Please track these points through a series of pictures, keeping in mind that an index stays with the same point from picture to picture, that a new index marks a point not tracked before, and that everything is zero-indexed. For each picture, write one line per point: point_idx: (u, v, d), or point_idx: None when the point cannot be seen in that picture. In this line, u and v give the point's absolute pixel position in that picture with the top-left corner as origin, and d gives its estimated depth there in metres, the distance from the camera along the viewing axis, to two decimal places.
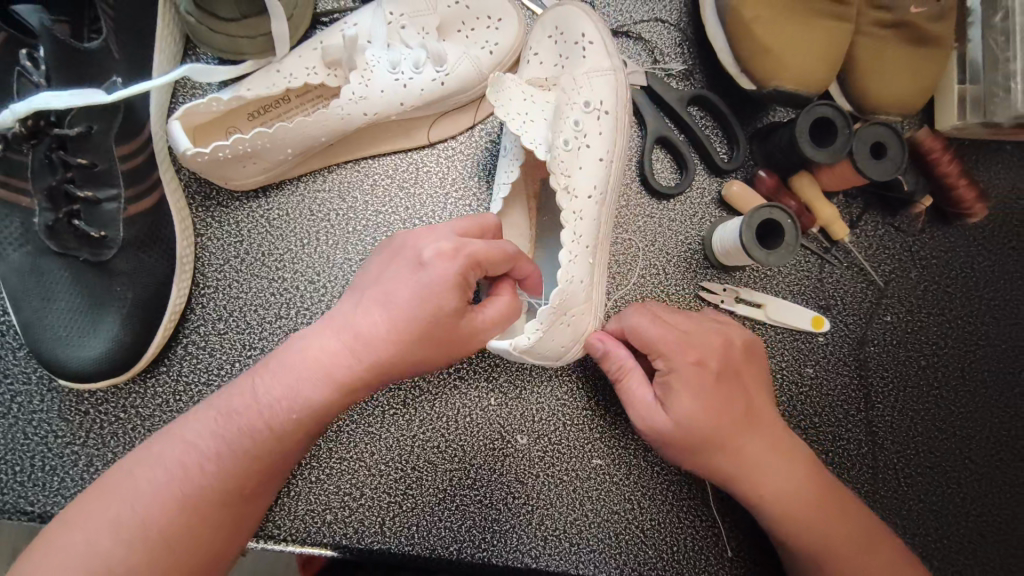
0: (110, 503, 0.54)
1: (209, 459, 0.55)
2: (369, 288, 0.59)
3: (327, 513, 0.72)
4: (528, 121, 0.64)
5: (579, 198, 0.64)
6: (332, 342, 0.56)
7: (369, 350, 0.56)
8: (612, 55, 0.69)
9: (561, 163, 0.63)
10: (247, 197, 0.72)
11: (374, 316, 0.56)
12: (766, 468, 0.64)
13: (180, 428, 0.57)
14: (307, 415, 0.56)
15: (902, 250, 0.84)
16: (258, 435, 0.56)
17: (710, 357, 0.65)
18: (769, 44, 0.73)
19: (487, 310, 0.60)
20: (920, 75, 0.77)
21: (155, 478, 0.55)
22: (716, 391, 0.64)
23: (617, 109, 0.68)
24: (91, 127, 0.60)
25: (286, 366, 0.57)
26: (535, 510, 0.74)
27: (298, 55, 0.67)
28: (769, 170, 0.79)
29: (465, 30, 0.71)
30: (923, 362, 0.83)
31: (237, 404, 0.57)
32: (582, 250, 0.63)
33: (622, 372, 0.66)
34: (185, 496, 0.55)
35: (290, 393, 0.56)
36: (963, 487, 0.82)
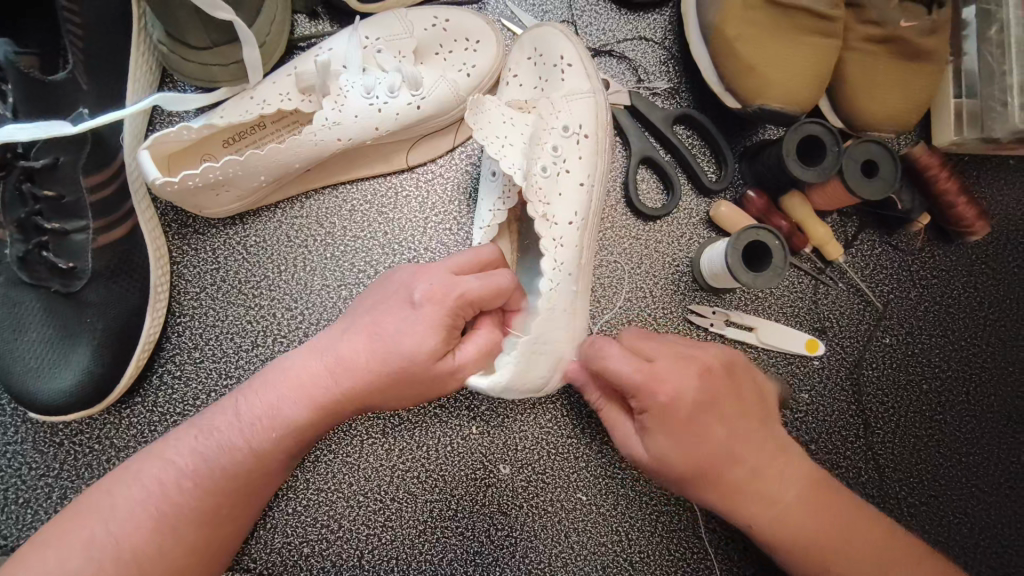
0: (84, 522, 0.52)
1: (188, 477, 0.54)
2: (354, 317, 0.59)
3: (304, 546, 0.70)
4: (507, 146, 0.63)
5: (558, 224, 0.63)
6: (315, 365, 0.56)
7: (348, 376, 0.56)
8: (591, 77, 0.68)
9: (538, 189, 0.62)
10: (225, 224, 0.71)
11: (354, 343, 0.56)
12: (763, 487, 0.59)
13: (160, 446, 0.56)
14: (290, 435, 0.56)
15: (900, 269, 0.81)
16: (241, 452, 0.55)
17: (681, 391, 0.57)
18: (751, 62, 0.71)
19: (468, 348, 0.58)
20: (910, 90, 0.75)
21: (131, 497, 0.53)
22: (693, 428, 0.57)
23: (598, 133, 0.67)
24: (57, 159, 0.60)
25: (265, 386, 0.57)
26: (520, 542, 0.72)
27: (273, 82, 0.67)
28: (759, 190, 0.77)
29: (442, 53, 0.70)
30: (924, 386, 0.80)
31: (220, 421, 0.56)
32: (562, 279, 0.62)
33: (603, 403, 0.63)
34: (163, 515, 0.53)
35: (271, 411, 0.55)
36: (970, 517, 0.78)
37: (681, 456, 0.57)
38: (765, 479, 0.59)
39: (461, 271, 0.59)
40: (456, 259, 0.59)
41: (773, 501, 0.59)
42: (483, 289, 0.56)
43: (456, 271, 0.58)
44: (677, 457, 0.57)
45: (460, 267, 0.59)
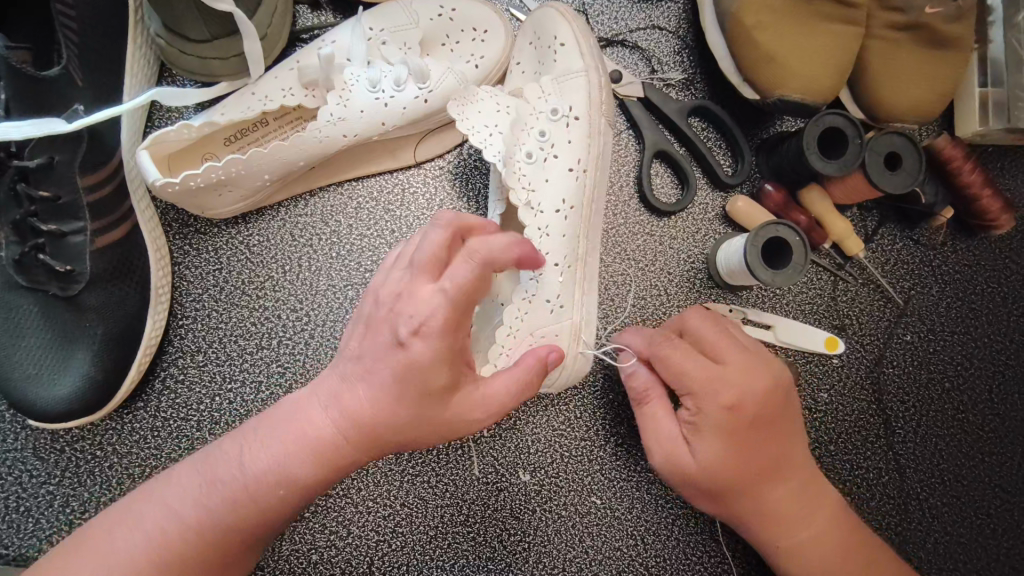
0: (80, 565, 0.47)
1: (187, 533, 0.49)
2: (361, 345, 0.51)
3: (312, 553, 0.68)
4: (492, 134, 0.62)
5: (544, 213, 0.61)
6: (319, 416, 0.50)
7: (364, 398, 0.49)
8: (586, 56, 0.65)
9: (520, 177, 0.61)
10: (227, 224, 0.69)
11: (368, 387, 0.49)
12: (792, 518, 0.60)
13: (159, 493, 0.50)
14: (292, 491, 0.50)
15: (922, 264, 0.79)
16: (245, 511, 0.49)
17: (748, 402, 0.57)
18: (772, 51, 0.69)
19: (496, 381, 0.53)
20: (935, 79, 0.72)
21: (125, 542, 0.48)
22: (743, 441, 0.57)
23: (591, 115, 0.64)
24: (53, 158, 0.58)
25: (272, 435, 0.50)
26: (533, 547, 0.70)
27: (274, 76, 0.64)
28: (777, 184, 0.74)
29: (449, 44, 0.68)
30: (946, 384, 0.78)
31: (222, 473, 0.50)
32: (549, 269, 0.61)
33: (649, 395, 0.61)
34: (159, 573, 0.48)
35: (278, 468, 0.49)
36: (993, 518, 0.76)
37: (730, 465, 0.57)
38: (799, 493, 0.60)
39: (441, 270, 0.49)
40: (433, 246, 0.49)
41: (803, 517, 0.60)
42: (494, 268, 0.49)
43: (433, 269, 0.49)
44: (728, 466, 0.57)
45: (446, 256, 0.49)
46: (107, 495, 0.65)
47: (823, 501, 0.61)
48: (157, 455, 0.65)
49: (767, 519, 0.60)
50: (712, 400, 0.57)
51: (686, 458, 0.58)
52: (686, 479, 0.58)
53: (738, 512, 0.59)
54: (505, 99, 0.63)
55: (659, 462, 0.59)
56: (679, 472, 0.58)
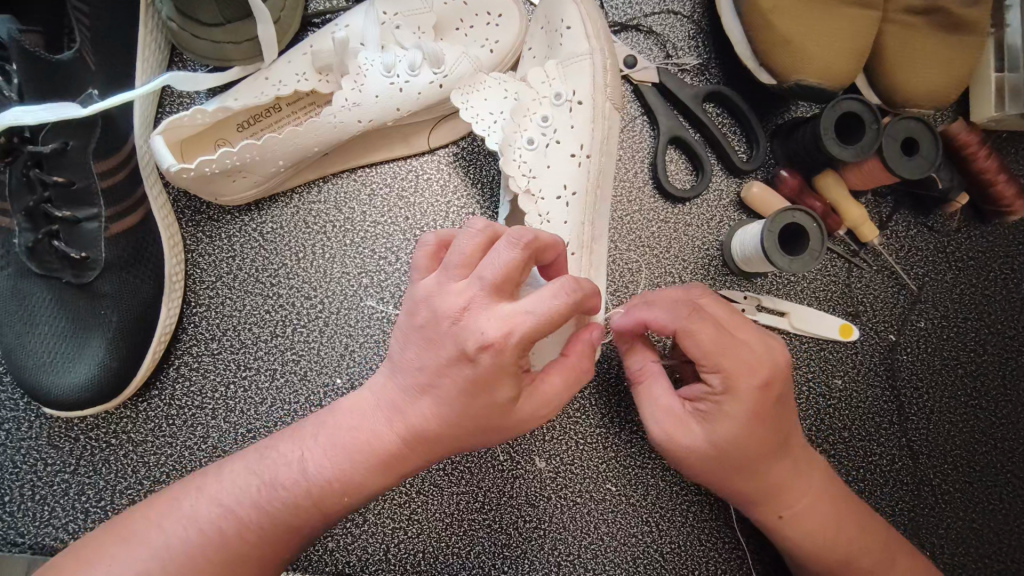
0: (134, 550, 0.49)
1: (243, 528, 0.50)
2: (424, 359, 0.50)
3: (329, 541, 0.68)
4: (496, 121, 0.63)
5: (544, 200, 0.61)
6: (382, 425, 0.51)
7: (417, 407, 0.50)
8: (592, 37, 0.64)
9: (521, 164, 0.61)
10: (240, 210, 0.68)
11: (432, 402, 0.50)
12: (795, 487, 0.60)
13: (216, 486, 0.52)
14: (350, 495, 0.52)
15: (936, 251, 0.79)
16: (302, 509, 0.51)
17: (776, 382, 0.55)
18: (788, 35, 0.68)
19: (549, 379, 0.51)
20: (952, 64, 0.71)
21: (182, 534, 0.50)
22: (765, 419, 0.56)
23: (597, 99, 0.63)
24: (66, 143, 0.57)
25: (334, 439, 0.52)
26: (548, 534, 0.70)
27: (287, 61, 0.63)
28: (792, 170, 0.74)
29: (463, 28, 0.67)
30: (960, 370, 0.78)
31: (283, 475, 0.51)
32: None
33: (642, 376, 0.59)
34: (219, 563, 0.50)
35: (341, 473, 0.51)
36: (1005, 504, 0.77)
37: (746, 441, 0.56)
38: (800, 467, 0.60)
39: (512, 289, 0.48)
40: (504, 266, 0.47)
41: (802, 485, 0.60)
42: (534, 256, 0.49)
43: (502, 288, 0.47)
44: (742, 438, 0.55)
45: (518, 271, 0.47)
46: (122, 484, 0.64)
47: (818, 475, 0.62)
48: (172, 444, 0.65)
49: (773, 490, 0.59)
50: (739, 377, 0.54)
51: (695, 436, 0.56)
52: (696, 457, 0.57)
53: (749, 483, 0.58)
54: (511, 85, 0.64)
55: (662, 438, 0.57)
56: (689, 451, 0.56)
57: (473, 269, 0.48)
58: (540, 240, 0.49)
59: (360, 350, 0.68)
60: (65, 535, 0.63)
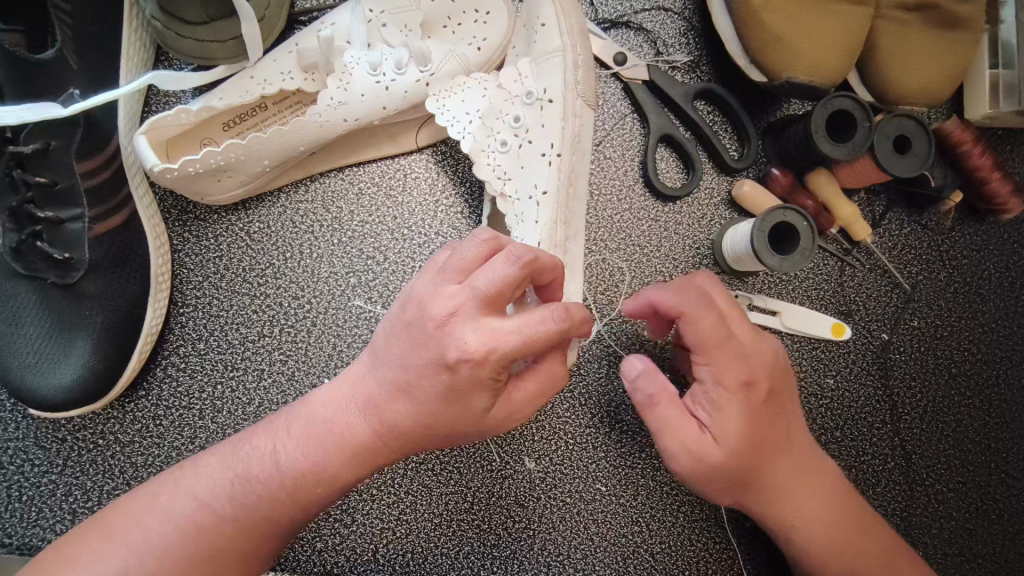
0: (114, 550, 0.49)
1: (221, 522, 0.50)
2: (404, 358, 0.49)
3: (317, 541, 0.68)
4: (470, 121, 0.63)
5: (517, 201, 0.62)
6: (356, 417, 0.51)
7: (392, 405, 0.50)
8: (565, 33, 0.64)
9: (492, 166, 0.62)
10: (226, 210, 0.68)
11: (408, 400, 0.50)
12: (801, 491, 0.59)
13: (193, 481, 0.52)
14: (325, 488, 0.52)
15: (930, 249, 0.78)
16: (277, 502, 0.51)
17: (760, 377, 0.56)
18: (778, 32, 0.67)
19: (523, 388, 0.51)
20: (945, 60, 0.70)
21: (159, 528, 0.50)
22: (760, 415, 0.56)
23: (567, 95, 0.63)
24: (49, 143, 0.57)
25: (308, 431, 0.52)
26: (537, 534, 0.70)
27: (273, 60, 0.63)
28: (783, 168, 0.73)
29: (451, 26, 0.66)
30: (953, 369, 0.77)
31: (258, 468, 0.51)
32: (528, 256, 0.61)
33: (659, 395, 0.57)
34: (192, 558, 0.50)
35: (314, 465, 0.51)
36: (999, 504, 0.76)
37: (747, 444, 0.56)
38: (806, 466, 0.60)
39: (501, 305, 0.47)
40: (500, 279, 0.47)
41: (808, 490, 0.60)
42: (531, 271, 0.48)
43: (494, 303, 0.47)
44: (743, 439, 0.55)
45: (512, 287, 0.47)
46: (109, 484, 0.64)
47: (824, 482, 0.61)
48: (159, 444, 0.65)
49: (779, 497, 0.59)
50: (728, 373, 0.55)
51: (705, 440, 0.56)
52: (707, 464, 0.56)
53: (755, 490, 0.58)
54: (488, 83, 0.64)
55: (675, 455, 0.56)
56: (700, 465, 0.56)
57: (468, 277, 0.48)
58: (536, 258, 0.48)
59: (348, 350, 0.67)
60: (52, 536, 0.63)
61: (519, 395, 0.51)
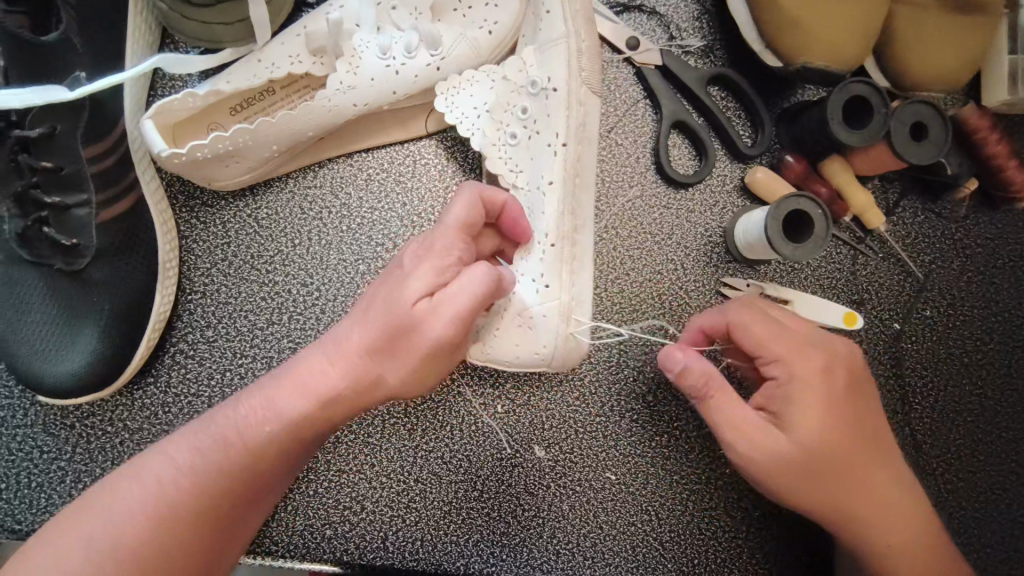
0: (89, 519, 0.49)
1: (192, 484, 0.50)
2: (365, 309, 0.51)
3: (326, 529, 0.68)
4: (474, 114, 0.63)
5: (526, 192, 0.61)
6: (319, 371, 0.51)
7: (355, 355, 0.50)
8: (571, 19, 0.62)
9: (501, 158, 0.62)
10: (234, 196, 0.67)
11: (363, 347, 0.50)
12: (880, 509, 0.58)
13: (170, 446, 0.52)
14: (287, 438, 0.51)
15: (944, 238, 0.77)
16: (241, 460, 0.51)
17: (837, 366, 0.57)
18: (796, 15, 0.66)
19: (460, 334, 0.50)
20: (964, 46, 0.69)
21: (129, 496, 0.49)
22: (846, 411, 0.56)
23: (571, 82, 0.61)
24: (54, 128, 0.56)
25: (276, 388, 0.51)
26: (547, 523, 0.70)
27: (280, 43, 0.62)
28: (798, 155, 0.72)
29: (461, 9, 0.65)
30: (966, 359, 0.77)
31: (229, 426, 0.51)
32: (532, 247, 0.60)
33: (709, 389, 0.56)
34: (163, 520, 0.49)
35: (280, 421, 0.50)
36: (1009, 494, 0.76)
37: (832, 434, 0.55)
38: (885, 472, 0.58)
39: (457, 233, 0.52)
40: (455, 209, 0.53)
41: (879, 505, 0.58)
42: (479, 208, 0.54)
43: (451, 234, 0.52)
44: (826, 439, 0.55)
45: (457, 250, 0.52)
46: None
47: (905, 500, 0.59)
48: (168, 431, 0.65)
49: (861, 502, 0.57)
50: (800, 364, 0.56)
51: (777, 441, 0.55)
52: (784, 466, 0.55)
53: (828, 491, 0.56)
54: (495, 73, 0.63)
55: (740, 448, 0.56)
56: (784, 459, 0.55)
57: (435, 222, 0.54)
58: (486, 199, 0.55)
59: None
60: None
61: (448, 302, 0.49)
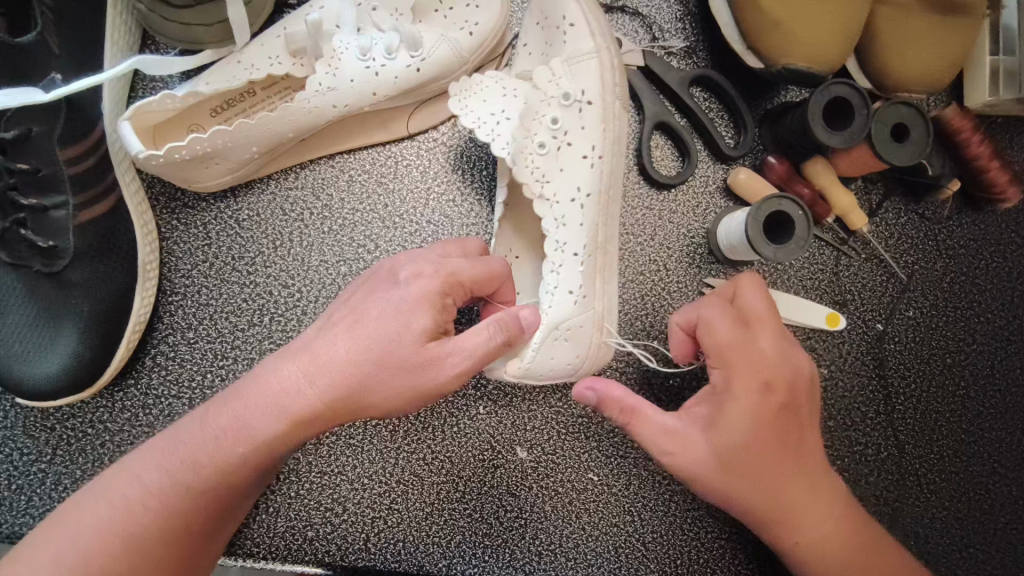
0: (52, 537, 0.48)
1: (154, 506, 0.49)
2: (347, 337, 0.51)
3: (308, 530, 0.68)
4: (500, 122, 0.60)
5: (559, 204, 0.59)
6: (297, 396, 0.50)
7: (330, 378, 0.50)
8: (596, 35, 0.63)
9: (533, 169, 0.59)
10: (215, 197, 0.67)
11: (335, 371, 0.50)
12: (810, 513, 0.57)
13: (135, 466, 0.51)
14: (266, 459, 0.51)
15: (927, 238, 0.77)
16: (209, 487, 0.50)
17: (780, 381, 0.56)
18: (777, 17, 0.66)
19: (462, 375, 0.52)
20: (946, 46, 0.69)
21: (92, 513, 0.49)
22: (769, 425, 0.55)
23: (603, 96, 0.62)
24: (31, 129, 0.56)
25: (242, 412, 0.50)
26: (529, 524, 0.70)
27: (260, 44, 0.62)
28: (780, 156, 0.72)
29: (442, 10, 0.65)
30: (948, 360, 0.77)
31: (195, 450, 0.50)
32: (567, 259, 0.59)
33: (630, 408, 0.56)
34: (125, 541, 0.49)
35: (248, 445, 0.50)
36: (991, 494, 0.76)
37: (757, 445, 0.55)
38: (816, 486, 0.57)
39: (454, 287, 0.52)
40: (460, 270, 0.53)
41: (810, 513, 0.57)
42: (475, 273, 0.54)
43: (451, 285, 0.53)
44: (749, 449, 0.55)
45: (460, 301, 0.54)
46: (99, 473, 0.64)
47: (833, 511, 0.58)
48: (149, 433, 0.64)
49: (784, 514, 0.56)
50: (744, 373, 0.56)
51: (695, 445, 0.55)
52: (705, 475, 0.55)
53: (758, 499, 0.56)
54: (517, 84, 0.61)
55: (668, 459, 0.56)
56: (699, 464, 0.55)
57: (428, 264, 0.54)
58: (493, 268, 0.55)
59: None
60: None
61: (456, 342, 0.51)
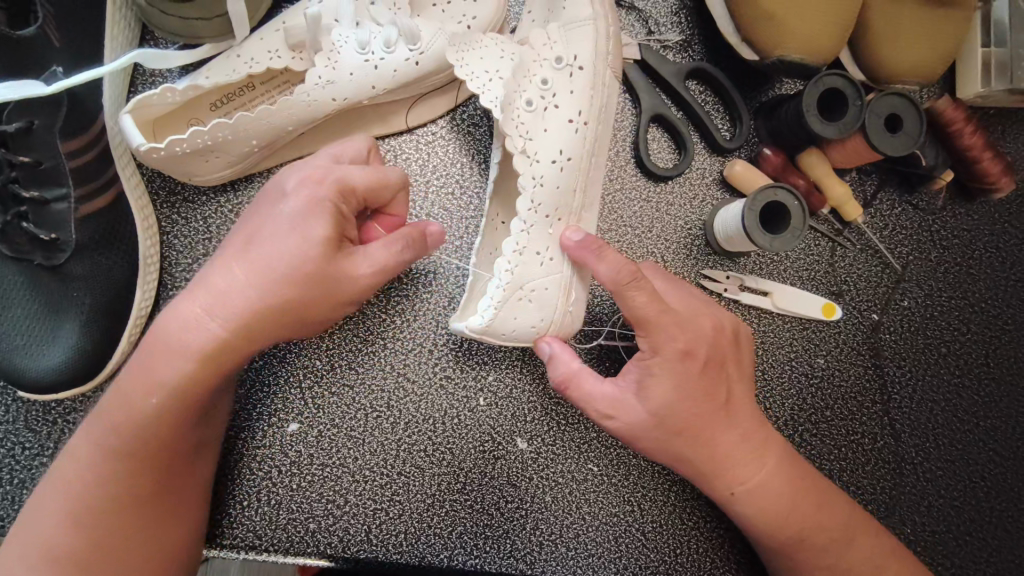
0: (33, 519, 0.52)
1: (107, 472, 0.53)
2: (245, 252, 0.53)
3: (309, 522, 0.68)
4: (491, 79, 0.59)
5: (540, 163, 0.58)
6: (201, 326, 0.51)
7: (228, 293, 0.52)
8: (594, 3, 0.62)
9: (517, 124, 0.58)
10: (215, 191, 0.68)
11: (238, 285, 0.52)
12: (739, 463, 0.61)
13: (79, 444, 0.54)
14: (183, 398, 0.52)
15: (921, 229, 0.78)
16: (144, 445, 0.53)
17: (700, 346, 0.59)
18: (771, 9, 0.67)
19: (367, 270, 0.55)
20: (939, 39, 0.70)
21: (54, 495, 0.53)
22: (698, 384, 0.59)
23: (596, 64, 0.61)
24: (32, 122, 0.57)
25: (155, 360, 0.52)
26: (530, 515, 0.70)
27: (259, 38, 0.62)
28: (776, 148, 0.73)
29: (440, 4, 0.66)
30: (944, 349, 0.78)
31: (120, 413, 0.52)
32: (539, 221, 0.58)
33: (572, 376, 0.60)
34: (90, 508, 0.53)
35: (166, 391, 0.51)
36: (988, 482, 0.77)
37: (683, 403, 0.58)
38: (749, 443, 0.61)
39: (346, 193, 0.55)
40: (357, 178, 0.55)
41: (744, 463, 0.61)
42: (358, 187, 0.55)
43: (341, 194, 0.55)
44: (679, 409, 0.58)
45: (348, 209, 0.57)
46: None
47: (768, 461, 0.62)
48: None
49: (712, 465, 0.60)
50: (667, 341, 0.58)
51: (628, 407, 0.59)
52: (641, 431, 0.59)
53: (689, 454, 0.60)
54: (507, 45, 0.61)
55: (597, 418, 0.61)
56: (632, 423, 0.59)
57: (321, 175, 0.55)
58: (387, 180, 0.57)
59: None
60: None
61: (368, 258, 0.55)
